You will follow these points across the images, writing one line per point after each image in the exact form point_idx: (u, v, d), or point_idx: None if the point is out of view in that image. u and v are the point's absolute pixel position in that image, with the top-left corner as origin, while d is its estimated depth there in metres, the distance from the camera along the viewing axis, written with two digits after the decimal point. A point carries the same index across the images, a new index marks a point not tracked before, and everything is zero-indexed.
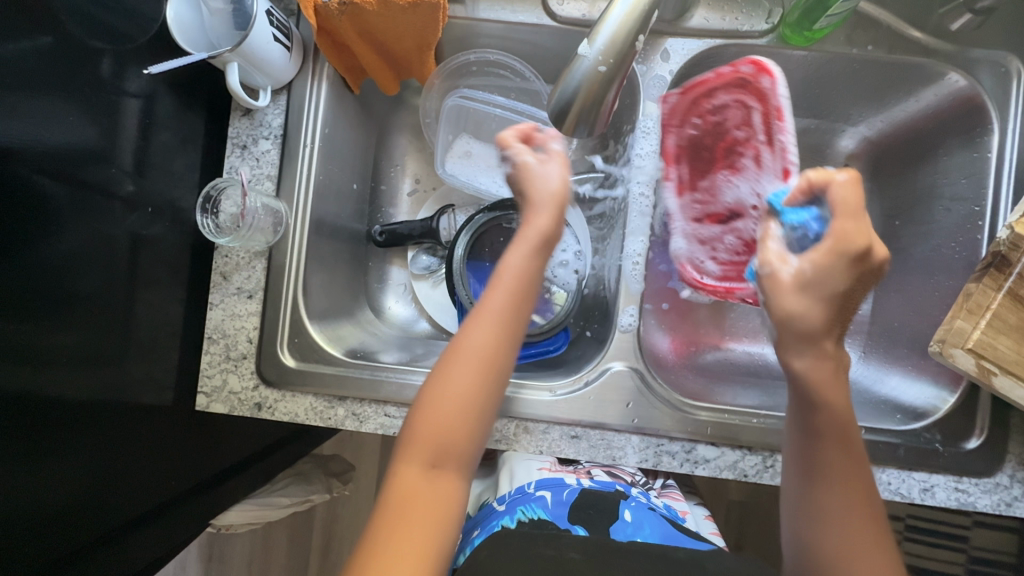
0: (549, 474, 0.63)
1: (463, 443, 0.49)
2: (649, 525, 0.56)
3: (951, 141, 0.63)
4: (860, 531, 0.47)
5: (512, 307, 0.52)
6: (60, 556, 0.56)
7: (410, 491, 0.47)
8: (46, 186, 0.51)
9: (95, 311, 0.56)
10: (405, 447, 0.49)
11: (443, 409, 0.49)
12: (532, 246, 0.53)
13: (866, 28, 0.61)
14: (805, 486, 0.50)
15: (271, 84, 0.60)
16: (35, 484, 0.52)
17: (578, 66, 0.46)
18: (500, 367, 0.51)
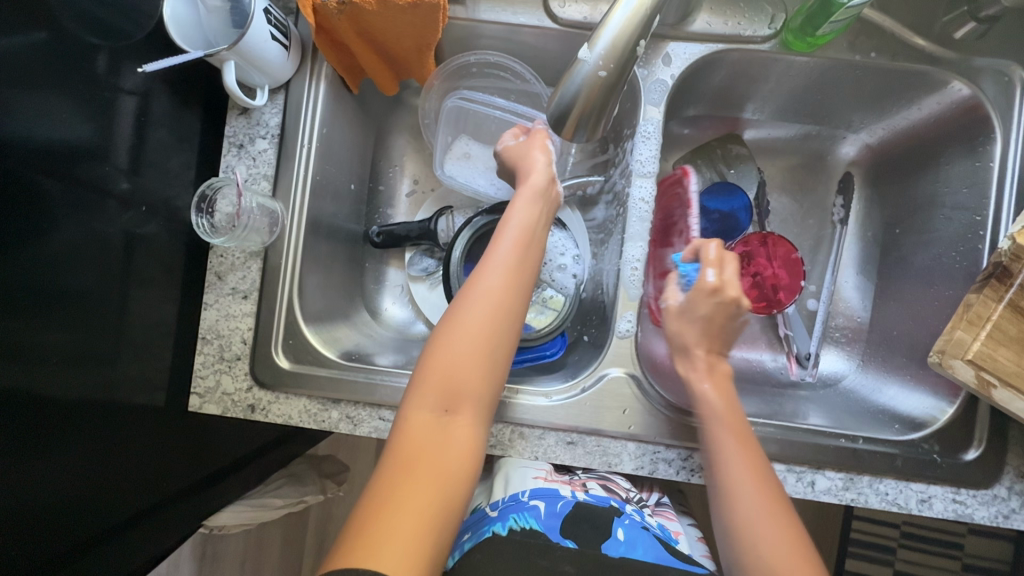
0: (543, 484, 0.61)
1: (475, 387, 0.51)
2: (641, 545, 0.55)
3: (953, 149, 0.63)
4: (767, 513, 0.49)
5: (517, 258, 0.56)
6: (57, 553, 0.55)
7: (421, 436, 0.48)
8: (39, 184, 0.50)
9: (88, 310, 0.56)
10: (416, 393, 0.51)
11: (455, 355, 0.51)
12: (530, 203, 0.59)
13: (870, 35, 0.60)
14: (720, 506, 0.51)
15: (268, 83, 0.59)
16: (35, 480, 0.52)
17: (578, 73, 0.46)
18: (510, 309, 0.54)
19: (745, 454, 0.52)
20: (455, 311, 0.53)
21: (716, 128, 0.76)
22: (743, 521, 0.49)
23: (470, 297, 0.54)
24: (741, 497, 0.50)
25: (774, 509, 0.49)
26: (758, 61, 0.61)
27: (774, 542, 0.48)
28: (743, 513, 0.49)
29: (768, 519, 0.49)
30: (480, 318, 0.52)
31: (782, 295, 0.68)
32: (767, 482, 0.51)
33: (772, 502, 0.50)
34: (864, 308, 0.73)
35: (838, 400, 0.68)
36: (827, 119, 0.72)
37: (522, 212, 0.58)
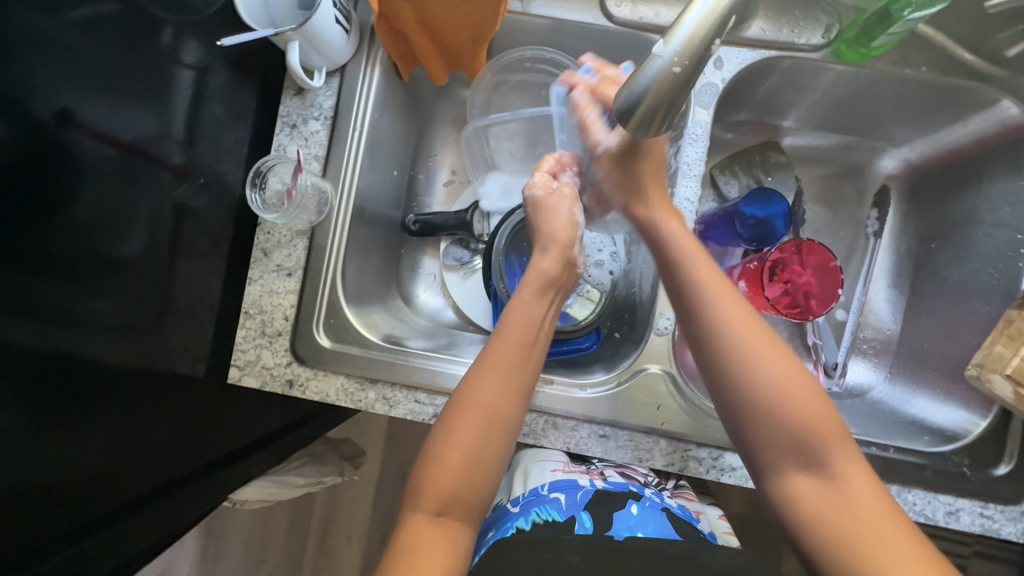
0: (562, 476, 0.62)
1: (469, 493, 0.49)
2: (652, 522, 0.55)
3: (996, 167, 0.63)
4: (770, 358, 0.48)
5: (519, 357, 0.54)
6: (79, 524, 0.56)
7: (419, 539, 0.46)
8: (99, 150, 0.51)
9: (137, 277, 0.57)
10: (412, 496, 0.49)
11: (449, 462, 0.49)
12: (536, 291, 0.58)
13: (921, 49, 0.61)
14: (709, 356, 0.50)
15: (326, 66, 0.61)
16: (59, 450, 0.52)
17: (649, 67, 0.40)
18: (507, 415, 0.51)
19: (722, 294, 0.51)
20: (452, 413, 0.51)
21: (756, 135, 0.76)
22: (739, 364, 0.48)
23: (467, 398, 0.51)
24: (731, 339, 0.49)
25: (765, 345, 0.49)
26: (808, 69, 0.62)
27: (774, 377, 0.48)
28: (734, 356, 0.48)
29: (760, 355, 0.48)
30: (476, 421, 0.50)
31: (814, 304, 0.67)
32: (750, 316, 0.50)
33: (762, 339, 0.49)
34: (893, 321, 0.73)
35: (865, 408, 0.68)
36: (868, 132, 0.73)
37: (527, 308, 0.56)
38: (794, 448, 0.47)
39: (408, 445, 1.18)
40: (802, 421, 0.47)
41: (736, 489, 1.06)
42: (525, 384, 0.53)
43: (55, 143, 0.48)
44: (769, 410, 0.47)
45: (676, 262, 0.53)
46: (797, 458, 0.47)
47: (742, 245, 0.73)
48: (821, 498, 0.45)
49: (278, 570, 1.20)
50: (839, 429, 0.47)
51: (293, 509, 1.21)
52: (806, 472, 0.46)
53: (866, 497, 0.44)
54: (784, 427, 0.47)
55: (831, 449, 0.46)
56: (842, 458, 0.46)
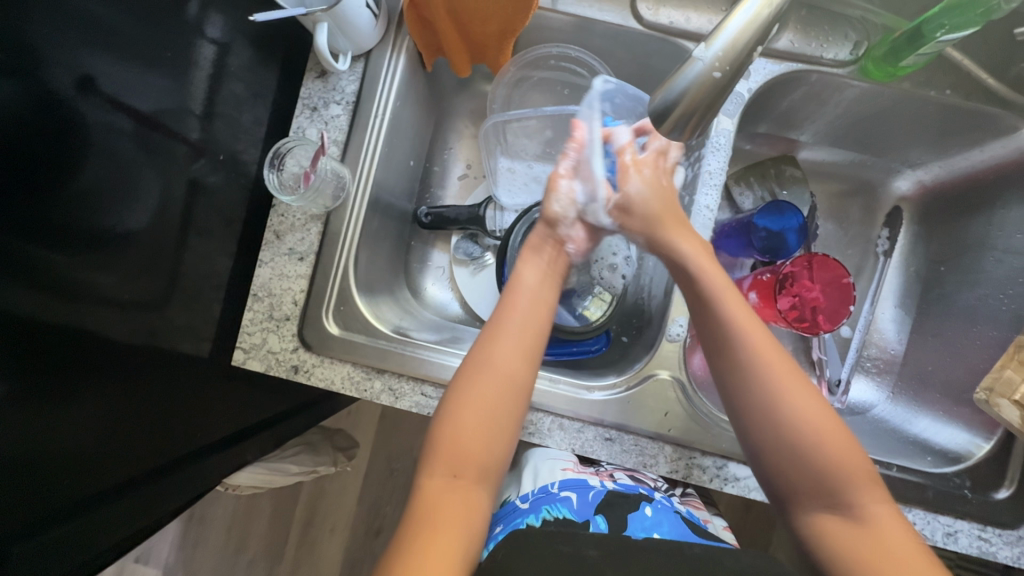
0: (572, 475, 0.61)
1: (483, 456, 0.51)
2: (666, 523, 0.56)
3: (1011, 194, 0.63)
4: (797, 395, 0.49)
5: (531, 324, 0.57)
6: (71, 502, 0.55)
7: (435, 498, 0.48)
8: (117, 120, 0.50)
9: (147, 251, 0.56)
10: (427, 461, 0.51)
11: (465, 424, 0.51)
12: (543, 268, 0.60)
13: (946, 71, 0.61)
14: (740, 397, 0.51)
15: (352, 50, 0.60)
16: (51, 427, 0.51)
17: (688, 71, 0.40)
18: (513, 375, 0.53)
19: (754, 329, 0.52)
20: (466, 376, 0.54)
21: (773, 147, 0.76)
22: (769, 401, 0.49)
23: (480, 361, 0.54)
24: (761, 373, 0.50)
25: (791, 385, 0.50)
26: (832, 84, 0.62)
27: (804, 420, 0.49)
28: (765, 393, 0.50)
29: (790, 392, 0.49)
30: (489, 384, 0.53)
31: (823, 320, 0.67)
32: (778, 354, 0.51)
33: (791, 373, 0.50)
34: (898, 341, 0.74)
35: (868, 425, 0.68)
36: (884, 151, 0.73)
37: (530, 279, 0.59)
38: (824, 489, 0.48)
39: (399, 439, 1.18)
40: (833, 461, 0.48)
41: (725, 500, 1.06)
42: (534, 350, 0.55)
43: (71, 109, 0.47)
44: (800, 446, 0.48)
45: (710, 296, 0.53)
46: (823, 500, 0.48)
47: (754, 255, 0.73)
48: (852, 539, 0.45)
49: (260, 558, 1.19)
50: (869, 472, 0.48)
51: (279, 497, 1.20)
52: (832, 512, 0.47)
53: (898, 537, 0.45)
54: (811, 467, 0.48)
55: (861, 491, 0.47)
56: (872, 499, 0.47)
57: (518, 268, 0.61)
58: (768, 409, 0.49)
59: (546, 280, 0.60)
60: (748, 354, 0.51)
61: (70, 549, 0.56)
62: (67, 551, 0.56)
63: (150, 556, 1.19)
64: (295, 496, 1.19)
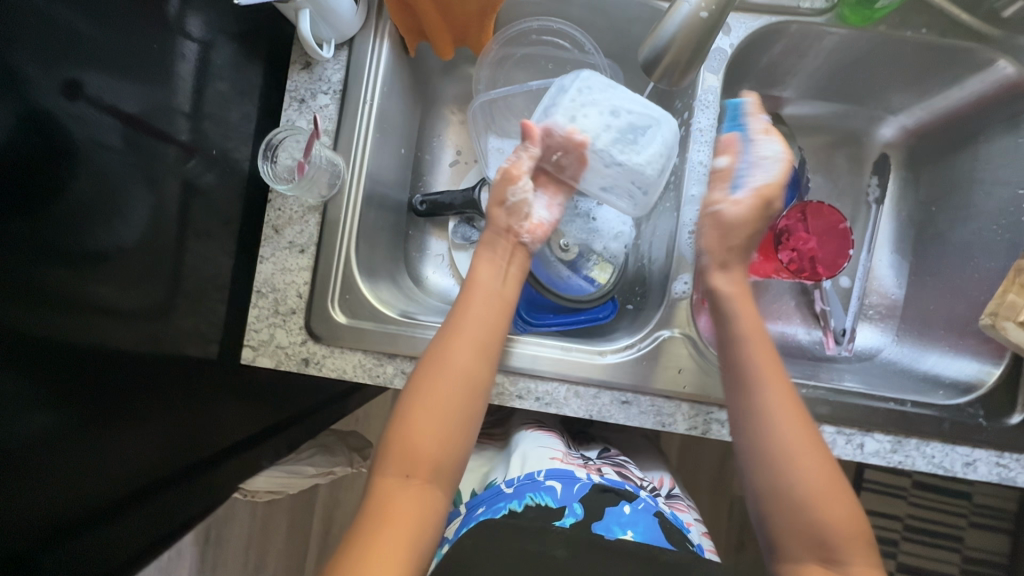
0: (560, 465, 0.62)
1: (438, 452, 0.51)
2: (643, 523, 0.55)
3: (994, 127, 0.64)
4: (812, 450, 0.50)
5: (488, 321, 0.57)
6: (87, 513, 0.54)
7: (390, 501, 0.49)
8: (103, 122, 0.50)
9: (148, 256, 0.56)
10: (382, 459, 0.51)
11: (419, 420, 0.52)
12: (499, 262, 0.61)
13: (920, 12, 0.62)
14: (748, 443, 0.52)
15: (335, 38, 0.60)
16: (72, 448, 0.51)
17: (676, 15, 0.43)
18: (471, 378, 0.54)
19: (775, 380, 0.52)
20: (422, 370, 0.54)
21: (758, 106, 0.77)
22: (783, 450, 0.50)
23: (437, 358, 0.54)
24: (777, 419, 0.51)
25: (806, 439, 0.50)
26: (811, 34, 0.63)
27: (809, 473, 0.49)
28: (777, 435, 0.50)
29: (798, 447, 0.50)
30: (446, 383, 0.53)
31: (822, 269, 0.68)
32: (795, 402, 0.52)
33: (803, 435, 0.50)
34: (897, 286, 0.75)
35: (877, 370, 0.69)
36: (867, 99, 0.74)
37: (485, 277, 0.59)
38: (818, 544, 0.48)
39: None
40: (830, 521, 0.48)
41: None
42: (490, 345, 0.56)
43: (60, 115, 0.46)
44: (792, 501, 0.49)
45: (737, 350, 0.54)
46: (817, 553, 0.48)
47: None
48: None
49: (281, 573, 1.18)
50: (865, 534, 0.49)
51: (294, 511, 1.19)
52: (823, 564, 0.48)
53: None
54: (803, 522, 0.48)
55: (850, 550, 0.48)
56: (859, 557, 0.48)
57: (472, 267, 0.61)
58: (773, 463, 0.50)
59: (499, 274, 0.60)
60: (762, 406, 0.52)
61: (90, 561, 0.55)
62: (101, 556, 0.57)
63: None
64: (310, 508, 1.18)
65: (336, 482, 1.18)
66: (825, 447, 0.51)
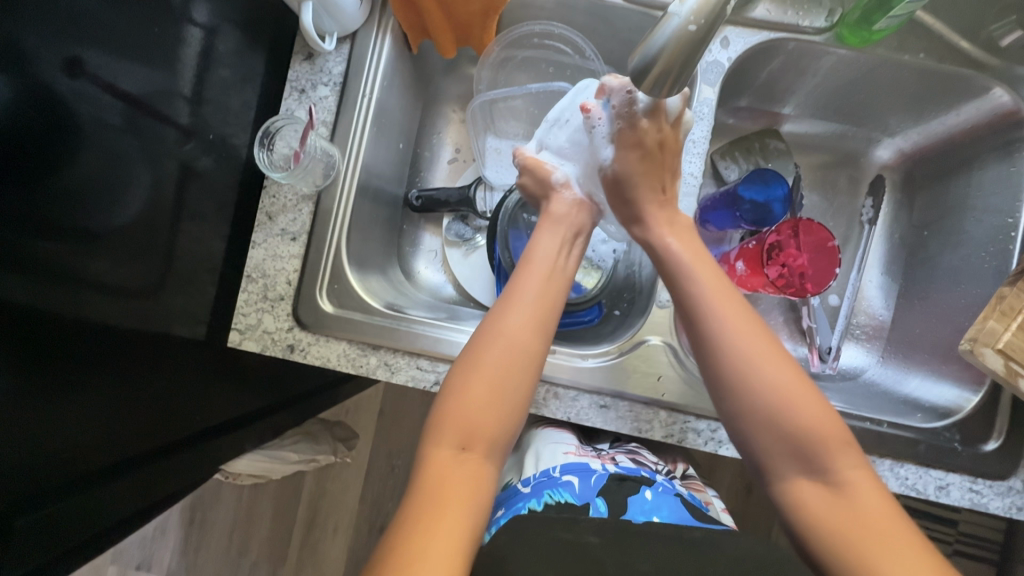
0: (574, 459, 0.65)
1: (493, 427, 0.49)
2: (666, 508, 0.59)
3: (988, 154, 0.65)
4: (773, 356, 0.48)
5: (546, 294, 0.55)
6: (64, 481, 0.54)
7: (442, 474, 0.46)
8: (103, 100, 0.51)
9: (141, 234, 0.56)
10: (433, 430, 0.49)
11: (476, 389, 0.49)
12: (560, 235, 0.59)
13: (919, 36, 0.62)
14: (713, 367, 0.50)
15: (337, 31, 0.61)
16: (56, 413, 0.52)
17: (665, 27, 0.43)
18: (531, 349, 0.52)
19: (728, 304, 0.50)
20: (479, 339, 0.52)
21: (756, 121, 0.78)
22: (745, 364, 0.48)
23: (494, 329, 0.52)
24: (738, 336, 0.49)
25: (766, 348, 0.49)
26: (810, 52, 0.63)
27: (778, 381, 0.48)
28: (737, 347, 0.49)
29: (760, 358, 0.48)
30: (504, 354, 0.51)
31: (810, 285, 0.68)
32: (747, 310, 0.51)
33: (769, 349, 0.49)
34: (885, 308, 0.75)
35: (860, 389, 0.69)
36: (865, 120, 0.74)
37: (545, 248, 0.58)
38: (797, 457, 0.47)
39: (397, 434, 1.18)
40: (810, 425, 0.47)
41: (726, 480, 1.08)
42: (549, 318, 0.54)
43: (62, 92, 0.47)
44: (770, 417, 0.47)
45: (690, 275, 0.53)
46: (799, 465, 0.47)
47: (743, 226, 0.73)
48: (824, 505, 0.45)
49: (263, 558, 1.19)
50: (843, 437, 0.47)
51: (280, 498, 1.19)
52: (810, 477, 0.47)
53: (874, 510, 0.44)
54: (785, 437, 0.47)
55: (836, 457, 0.46)
56: (846, 465, 0.46)
57: (530, 240, 0.59)
58: (741, 386, 0.48)
59: (558, 247, 0.58)
60: (721, 329, 0.49)
61: (66, 530, 0.56)
62: (78, 523, 0.57)
63: (152, 561, 1.19)
64: (295, 496, 1.19)
65: (323, 471, 1.19)
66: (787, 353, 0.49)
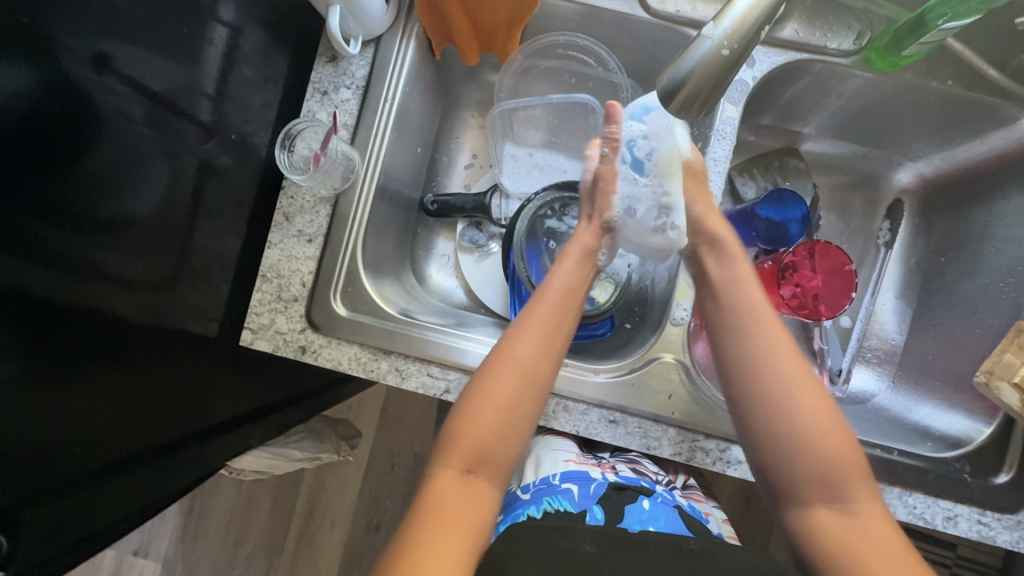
0: (574, 467, 0.65)
1: (497, 449, 0.50)
2: (663, 517, 0.59)
3: (1011, 184, 0.64)
4: (807, 385, 0.49)
5: (560, 322, 0.55)
6: (70, 477, 0.54)
7: (446, 495, 0.47)
8: (128, 98, 0.51)
9: (159, 230, 0.57)
10: (441, 452, 0.50)
11: (484, 414, 0.51)
12: (577, 259, 0.59)
13: (948, 63, 0.62)
14: (744, 383, 0.51)
15: (362, 34, 0.61)
16: (59, 408, 0.52)
17: (699, 48, 0.45)
18: (540, 375, 0.53)
19: (771, 328, 0.52)
20: (489, 364, 0.53)
21: (776, 139, 0.77)
22: (774, 392, 0.49)
23: (505, 356, 0.53)
24: (767, 361, 0.50)
25: (800, 377, 0.50)
26: (836, 75, 0.63)
27: (807, 411, 0.49)
28: (769, 372, 0.50)
29: (795, 378, 0.49)
30: (513, 378, 0.52)
31: (823, 308, 0.68)
32: (785, 334, 0.52)
33: (807, 379, 0.50)
34: (898, 332, 0.74)
35: (869, 414, 0.69)
36: (887, 143, 0.74)
37: (565, 274, 0.57)
38: (820, 484, 0.47)
39: (399, 433, 1.18)
40: (832, 456, 0.48)
41: (727, 494, 1.08)
42: (561, 346, 0.54)
43: (86, 87, 0.47)
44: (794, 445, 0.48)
45: (729, 295, 0.54)
46: (821, 493, 0.47)
47: (758, 245, 0.73)
48: (839, 532, 0.46)
49: (258, 550, 1.19)
50: (862, 467, 0.48)
51: (279, 491, 1.20)
52: (828, 505, 0.47)
53: (885, 537, 0.45)
54: (806, 463, 0.48)
55: (854, 486, 0.47)
56: (862, 494, 0.47)
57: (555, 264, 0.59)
58: (770, 405, 0.49)
59: (581, 275, 0.58)
60: (769, 351, 0.51)
61: (69, 524, 0.55)
62: (81, 519, 0.57)
63: (149, 548, 1.19)
64: (295, 490, 1.20)
65: (323, 467, 1.19)
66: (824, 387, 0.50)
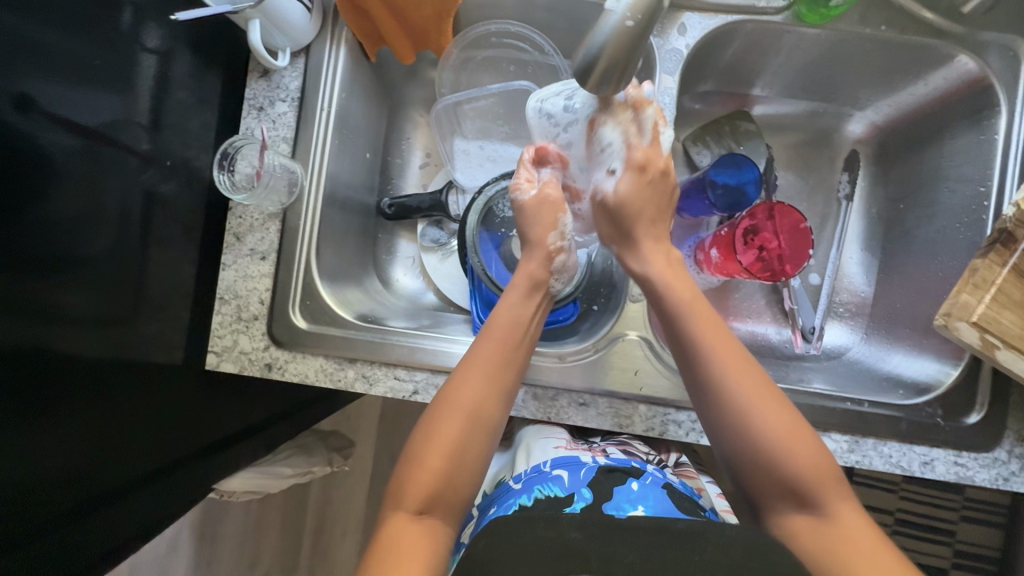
0: (565, 453, 0.66)
1: (451, 492, 0.50)
2: (652, 497, 0.59)
3: (957, 124, 0.64)
4: (780, 415, 0.48)
5: (506, 356, 0.55)
6: (55, 516, 0.54)
7: (398, 540, 0.47)
8: (59, 137, 0.50)
9: (110, 264, 0.56)
10: (393, 496, 0.50)
11: (429, 463, 0.50)
12: (523, 291, 0.58)
13: (880, 8, 0.61)
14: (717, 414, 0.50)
15: (290, 46, 0.60)
16: (40, 448, 0.52)
17: (605, 23, 0.45)
18: (487, 417, 0.52)
19: (726, 347, 0.50)
20: (437, 410, 0.52)
21: (725, 105, 0.77)
22: (740, 417, 0.49)
23: (449, 399, 0.52)
24: (729, 388, 0.49)
25: (767, 397, 0.49)
26: (771, 33, 0.63)
27: (775, 432, 0.48)
28: (735, 401, 0.49)
29: (758, 401, 0.49)
30: (457, 418, 0.51)
31: (789, 267, 0.67)
32: (748, 361, 0.50)
33: (763, 392, 0.49)
34: (867, 284, 0.74)
35: (844, 368, 0.69)
36: (835, 95, 0.74)
37: (514, 308, 0.57)
38: (793, 492, 0.47)
39: (396, 438, 1.18)
40: (802, 472, 0.47)
41: None
42: (508, 383, 0.54)
43: (21, 129, 0.47)
44: (760, 456, 0.48)
45: (680, 319, 0.52)
46: (793, 502, 0.48)
47: (716, 212, 0.73)
48: (821, 542, 0.45)
49: (273, 568, 1.20)
50: (834, 473, 0.48)
51: (286, 508, 1.21)
52: (802, 512, 0.47)
53: (865, 538, 0.45)
54: (780, 477, 0.48)
55: (828, 493, 0.47)
56: (838, 498, 0.47)
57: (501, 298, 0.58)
58: (736, 425, 0.49)
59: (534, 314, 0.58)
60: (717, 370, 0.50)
61: (60, 562, 0.56)
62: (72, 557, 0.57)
63: None
64: (301, 505, 1.20)
65: (326, 479, 1.19)
66: (790, 405, 0.49)
